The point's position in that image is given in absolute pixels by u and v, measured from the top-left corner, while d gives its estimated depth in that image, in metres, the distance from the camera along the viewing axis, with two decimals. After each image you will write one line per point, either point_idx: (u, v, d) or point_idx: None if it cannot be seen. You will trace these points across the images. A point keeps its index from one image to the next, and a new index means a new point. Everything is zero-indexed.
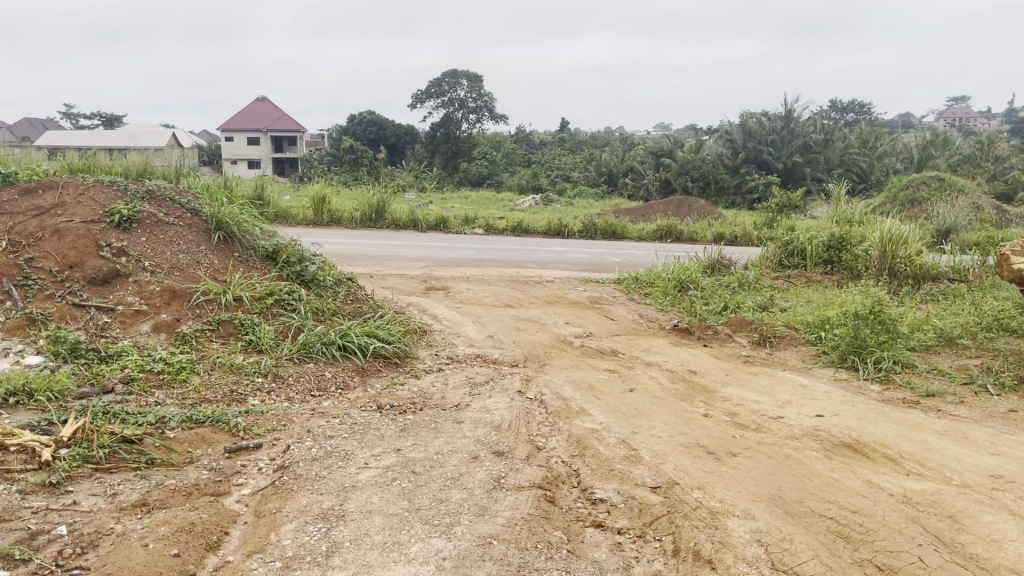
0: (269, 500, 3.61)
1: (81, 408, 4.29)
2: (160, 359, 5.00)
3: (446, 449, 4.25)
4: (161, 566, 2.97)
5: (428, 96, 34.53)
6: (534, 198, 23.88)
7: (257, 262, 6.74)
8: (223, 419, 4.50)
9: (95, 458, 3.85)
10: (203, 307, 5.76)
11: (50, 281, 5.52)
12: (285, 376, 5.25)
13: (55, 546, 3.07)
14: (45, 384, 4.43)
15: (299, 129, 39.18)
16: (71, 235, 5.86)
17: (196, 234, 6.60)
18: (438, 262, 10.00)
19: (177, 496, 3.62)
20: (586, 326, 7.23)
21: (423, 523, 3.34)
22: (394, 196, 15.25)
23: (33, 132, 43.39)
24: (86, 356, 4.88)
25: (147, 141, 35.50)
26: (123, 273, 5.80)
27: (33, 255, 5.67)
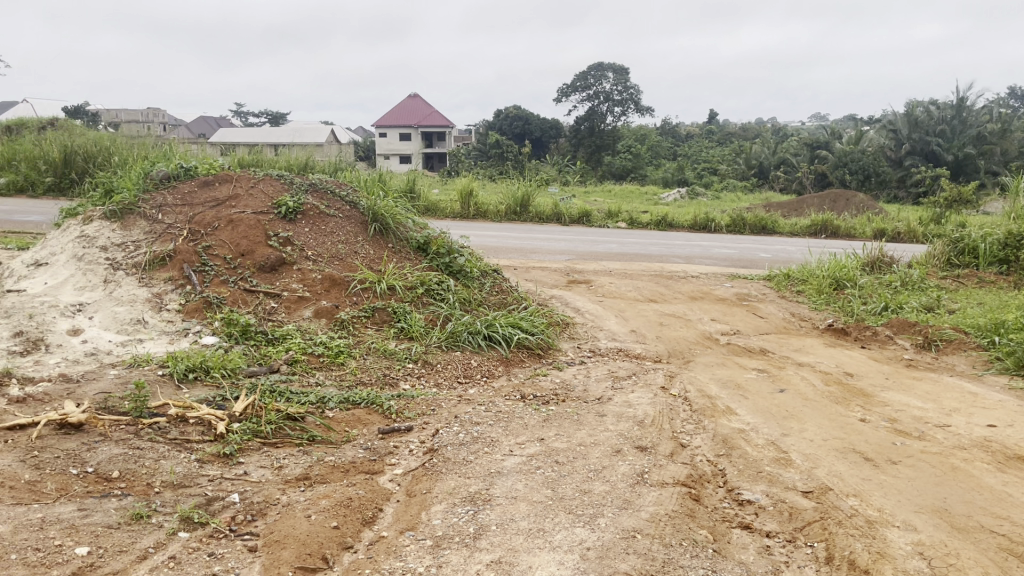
0: (421, 480, 3.77)
1: (250, 386, 4.64)
2: (320, 343, 5.32)
3: (589, 441, 4.27)
4: (322, 538, 3.16)
5: (573, 90, 34.56)
6: (681, 191, 23.32)
7: (410, 253, 7.00)
8: (377, 401, 4.73)
9: (263, 433, 4.15)
10: (360, 294, 6.06)
11: (224, 268, 5.99)
12: (434, 363, 5.45)
13: (228, 513, 3.34)
14: (220, 363, 4.81)
15: (448, 125, 40.21)
16: (243, 225, 6.31)
17: (354, 226, 6.92)
18: (581, 256, 10.01)
19: (336, 472, 3.85)
20: (733, 323, 7.04)
21: (567, 513, 3.38)
22: (539, 190, 15.39)
23: (207, 128, 46.79)
24: (255, 338, 5.29)
25: (306, 137, 37.43)
26: (288, 261, 6.18)
27: (211, 243, 6.18)
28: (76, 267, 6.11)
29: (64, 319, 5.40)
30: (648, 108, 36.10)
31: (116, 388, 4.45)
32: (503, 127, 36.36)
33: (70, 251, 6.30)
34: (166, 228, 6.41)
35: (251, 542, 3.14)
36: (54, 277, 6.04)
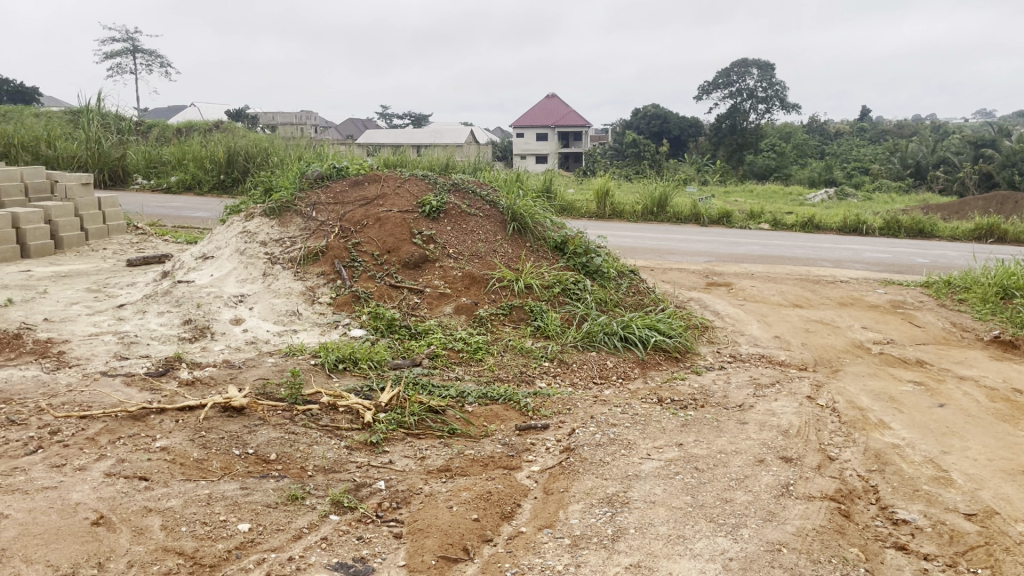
0: (558, 479, 3.79)
1: (395, 377, 4.82)
2: (459, 339, 5.46)
3: (730, 449, 4.16)
4: (463, 529, 3.24)
5: (715, 87, 33.74)
6: (827, 191, 22.28)
7: (548, 252, 7.04)
8: (514, 398, 4.79)
9: (406, 424, 4.30)
10: (498, 292, 6.16)
11: (372, 264, 6.26)
12: (570, 362, 5.46)
13: (375, 499, 3.48)
14: (367, 355, 5.02)
15: (585, 125, 40.19)
16: (390, 224, 6.57)
17: (493, 225, 7.03)
18: (721, 258, 9.75)
19: (476, 465, 3.93)
20: (886, 332, 6.66)
21: (708, 521, 3.31)
22: (677, 190, 15.12)
23: (353, 129, 48.86)
24: (399, 332, 5.51)
25: (446, 137, 38.37)
26: (431, 258, 6.37)
27: (359, 240, 6.47)
28: (238, 261, 6.54)
29: (228, 309, 5.80)
30: (794, 106, 34.70)
31: (273, 375, 4.73)
32: (640, 126, 35.96)
33: (233, 246, 6.76)
34: (319, 225, 6.76)
35: (396, 529, 3.26)
36: (219, 269, 6.50)
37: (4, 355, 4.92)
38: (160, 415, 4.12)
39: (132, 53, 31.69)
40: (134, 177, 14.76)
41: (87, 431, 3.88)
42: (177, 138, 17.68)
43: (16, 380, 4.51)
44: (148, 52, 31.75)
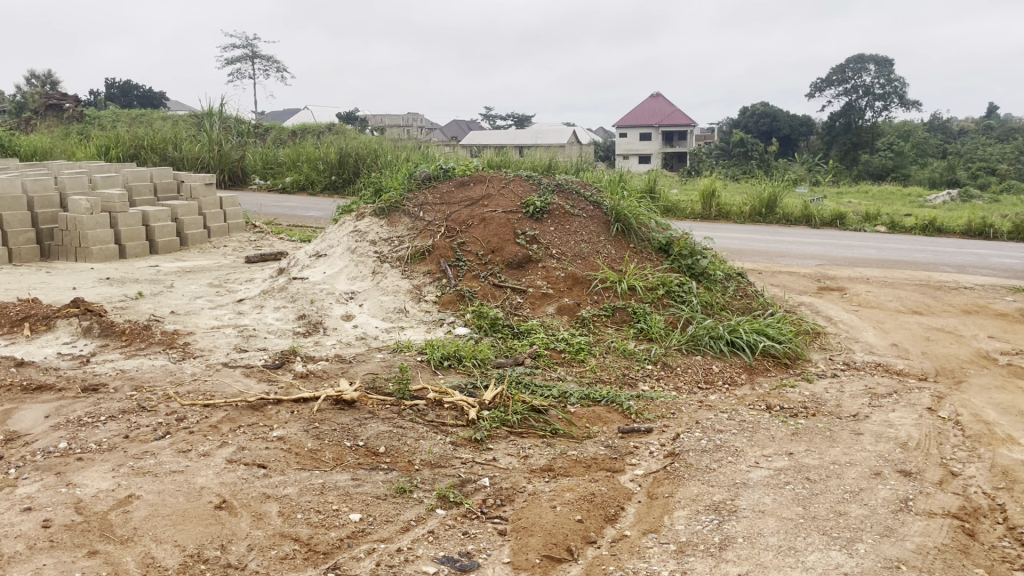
0: (662, 483, 3.75)
1: (499, 376, 4.88)
2: (562, 339, 5.47)
3: (843, 460, 4.01)
4: (567, 529, 3.25)
5: (828, 84, 32.59)
6: (949, 193, 21.14)
7: (652, 254, 6.95)
8: (617, 400, 4.76)
9: (510, 422, 4.34)
10: (601, 293, 6.14)
11: (476, 264, 6.35)
12: (674, 366, 5.38)
13: (480, 495, 3.53)
14: (471, 353, 5.10)
15: (690, 124, 39.50)
16: (494, 224, 6.64)
17: (597, 226, 6.99)
18: (833, 261, 9.41)
19: (579, 466, 3.93)
20: (1015, 342, 6.27)
21: (821, 533, 3.20)
22: (787, 191, 14.67)
23: (457, 130, 49.64)
24: (503, 331, 5.57)
25: (548, 137, 38.46)
26: (534, 258, 6.40)
27: (465, 240, 6.57)
28: (349, 259, 6.75)
29: (339, 306, 6.00)
30: (914, 103, 33.07)
31: (381, 370, 4.87)
32: (748, 125, 35.07)
33: (344, 245, 6.98)
34: (426, 225, 6.90)
35: (501, 525, 3.30)
36: (331, 267, 6.73)
37: (136, 345, 5.25)
38: (276, 406, 4.30)
39: (251, 58, 33.13)
40: (252, 177, 15.45)
41: (210, 418, 4.09)
42: (291, 141, 18.40)
43: (146, 369, 4.80)
44: (265, 58, 33.11)
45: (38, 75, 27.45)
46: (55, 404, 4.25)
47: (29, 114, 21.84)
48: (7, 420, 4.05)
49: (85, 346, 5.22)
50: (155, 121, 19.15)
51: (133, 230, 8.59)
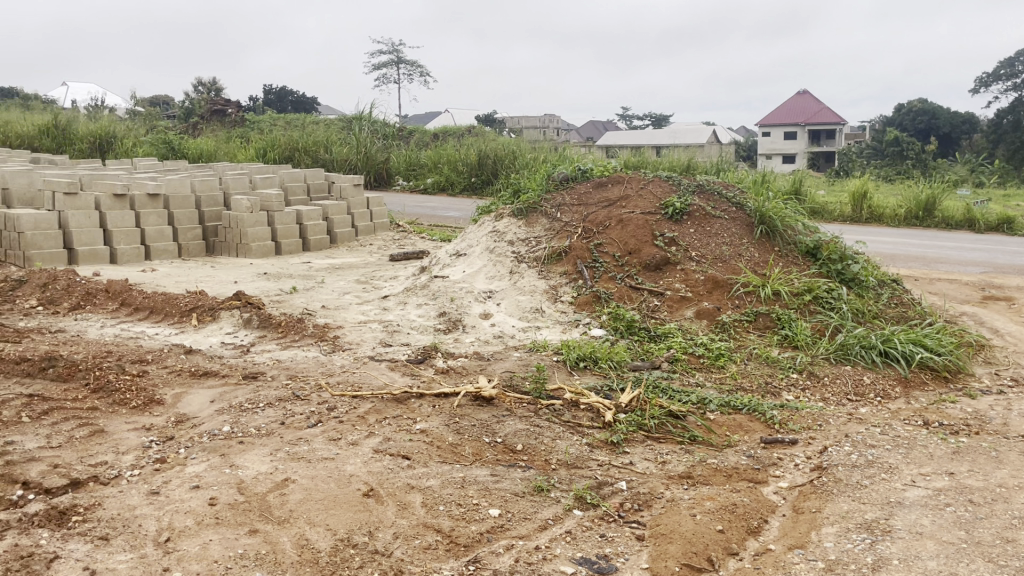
0: (809, 498, 3.59)
1: (635, 379, 4.83)
2: (701, 344, 5.36)
3: (1012, 483, 3.71)
4: (708, 539, 3.17)
5: (995, 78, 30.28)
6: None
7: (798, 258, 6.67)
8: (759, 409, 4.60)
9: (647, 426, 4.28)
10: (743, 298, 5.96)
11: (613, 265, 6.31)
12: (821, 376, 5.14)
13: (618, 499, 3.51)
14: (608, 354, 5.07)
15: (839, 122, 37.70)
16: (632, 225, 6.57)
17: (740, 228, 6.78)
18: (1001, 269, 8.73)
19: (719, 475, 3.83)
20: None
21: (986, 561, 2.98)
22: (948, 193, 13.74)
23: (594, 130, 49.56)
24: (639, 334, 5.52)
25: (686, 137, 37.73)
26: (673, 261, 6.29)
27: (602, 241, 6.54)
28: (488, 259, 6.88)
29: (478, 304, 6.13)
30: None
31: (519, 369, 4.93)
32: (903, 122, 33.11)
33: (484, 245, 7.11)
34: (564, 225, 6.92)
35: (638, 530, 3.26)
36: (471, 266, 6.88)
37: (290, 337, 5.55)
38: (419, 400, 4.44)
39: (396, 64, 34.33)
40: (396, 178, 16.02)
41: (357, 409, 4.27)
42: (433, 143, 18.96)
43: (300, 360, 5.07)
44: (410, 63, 34.20)
45: (205, 82, 29.52)
46: (219, 390, 4.56)
47: (197, 119, 23.55)
48: (177, 403, 4.38)
49: (246, 337, 5.57)
50: (308, 124, 20.20)
51: (288, 228, 9.09)
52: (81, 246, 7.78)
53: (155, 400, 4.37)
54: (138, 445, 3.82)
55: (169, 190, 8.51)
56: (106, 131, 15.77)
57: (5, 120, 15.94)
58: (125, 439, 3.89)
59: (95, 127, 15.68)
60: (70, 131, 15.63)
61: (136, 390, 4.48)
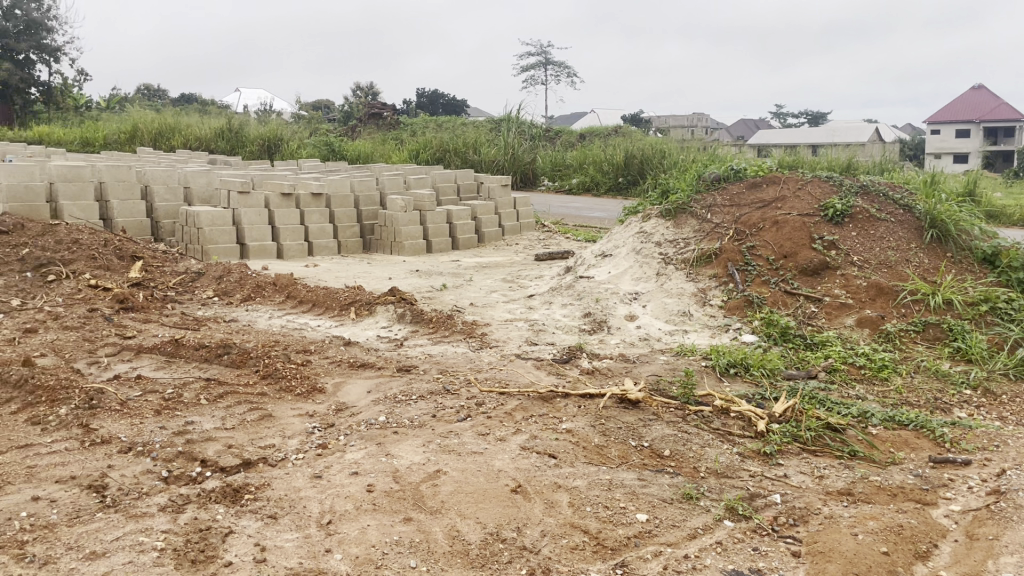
0: (985, 524, 3.32)
1: (790, 388, 4.63)
2: (862, 353, 5.07)
3: None
4: (871, 561, 2.99)
5: None
6: None
7: (974, 266, 6.20)
8: (928, 425, 4.30)
9: (802, 438, 4.10)
10: (910, 306, 5.59)
11: (766, 269, 6.08)
12: (998, 393, 4.75)
13: (771, 512, 3.38)
14: (760, 361, 4.90)
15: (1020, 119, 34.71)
16: (789, 227, 6.30)
17: (907, 232, 6.36)
18: None
19: (882, 494, 3.61)
20: None
21: None
22: None
23: (745, 129, 48.04)
24: (794, 341, 5.30)
25: (844, 135, 35.88)
26: (832, 265, 5.99)
27: (755, 243, 6.31)
28: (635, 260, 6.80)
29: (624, 305, 6.08)
30: None
31: (666, 372, 4.84)
32: None
33: (630, 245, 7.04)
34: (715, 227, 6.73)
35: (794, 546, 3.13)
36: (617, 267, 6.83)
37: (441, 332, 5.71)
38: (565, 399, 4.45)
39: (544, 65, 34.61)
40: (542, 179, 16.16)
41: (505, 406, 4.34)
42: (579, 143, 19.00)
43: (450, 355, 5.21)
44: (557, 64, 34.37)
45: (363, 86, 30.87)
46: (374, 381, 4.76)
47: (355, 122, 24.70)
48: (336, 392, 4.61)
49: (399, 331, 5.78)
50: (458, 126, 20.75)
51: (439, 227, 9.37)
52: (252, 241, 8.32)
53: (316, 388, 4.62)
54: (301, 430, 4.05)
55: (330, 190, 8.97)
56: (274, 134, 16.83)
57: (187, 124, 17.31)
58: (290, 424, 4.13)
59: (264, 130, 16.75)
60: (242, 134, 16.77)
61: (300, 378, 4.75)
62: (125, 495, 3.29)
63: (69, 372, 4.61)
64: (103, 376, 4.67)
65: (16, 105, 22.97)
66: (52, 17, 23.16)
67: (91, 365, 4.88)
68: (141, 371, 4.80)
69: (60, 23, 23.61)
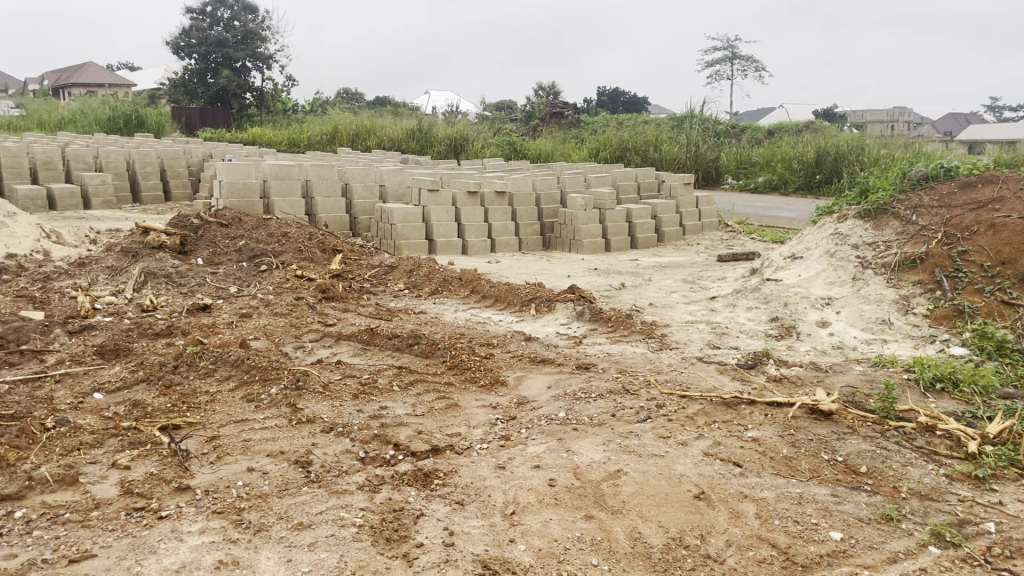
0: None
1: (1006, 408, 4.20)
2: None
3: None
4: None
5: None
6: None
7: None
8: None
9: (1021, 464, 3.70)
10: None
11: (980, 276, 5.57)
12: None
13: (984, 541, 3.08)
14: (971, 377, 4.47)
15: None
16: (1008, 231, 5.69)
17: None
18: None
19: None
20: None
21: None
22: None
23: (953, 124, 44.14)
24: (1012, 357, 4.83)
25: None
26: None
27: (967, 248, 5.77)
28: (828, 263, 6.44)
29: (815, 311, 5.77)
30: None
31: (863, 384, 4.55)
32: None
33: (823, 247, 6.66)
34: (920, 229, 6.24)
35: None
36: (808, 270, 6.50)
37: (620, 331, 5.69)
38: (750, 406, 4.29)
39: (730, 60, 33.52)
40: (726, 177, 15.67)
41: (687, 409, 4.25)
42: (767, 140, 18.21)
43: (629, 354, 5.17)
44: (744, 58, 33.18)
45: (545, 86, 31.30)
46: (555, 376, 4.82)
47: (537, 122, 25.11)
48: (518, 385, 4.71)
49: (579, 328, 5.81)
50: (639, 124, 20.53)
51: (618, 226, 9.34)
52: (439, 237, 8.65)
53: (499, 381, 4.74)
54: (486, 421, 4.17)
55: (514, 188, 9.17)
56: (460, 134, 17.45)
57: (381, 125, 18.30)
58: (474, 414, 4.27)
59: (452, 130, 17.42)
60: (431, 134, 17.53)
61: (484, 370, 4.90)
62: (327, 472, 3.53)
63: (279, 355, 5.02)
64: (307, 360, 5.04)
65: (234, 109, 25.29)
66: (266, 27, 25.32)
67: (297, 349, 5.28)
68: (340, 357, 5.14)
69: (273, 33, 25.73)
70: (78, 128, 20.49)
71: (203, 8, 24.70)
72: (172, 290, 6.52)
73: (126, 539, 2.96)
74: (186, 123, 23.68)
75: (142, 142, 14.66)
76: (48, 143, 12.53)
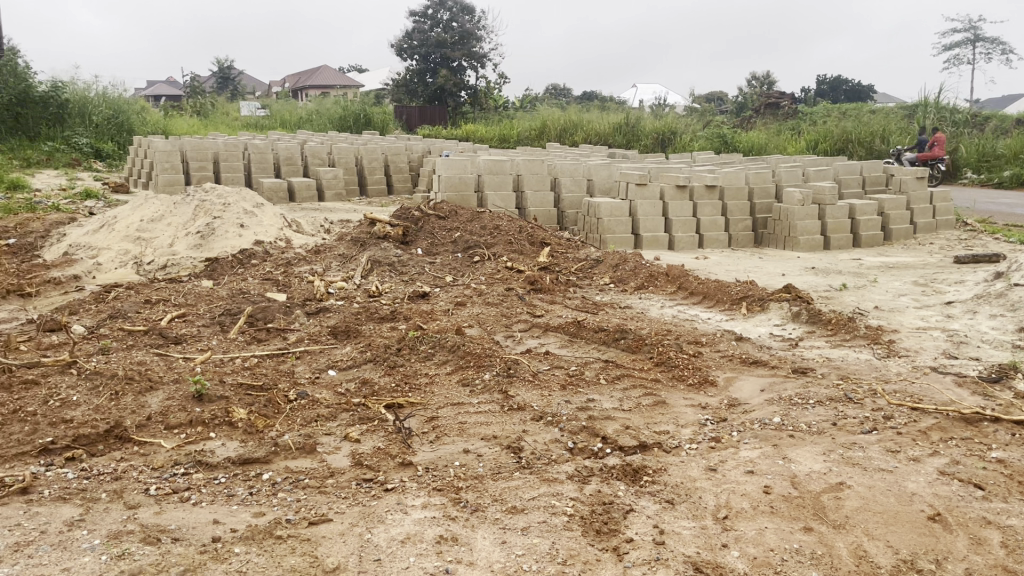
0: None
1: None
2: None
3: None
4: None
5: None
6: None
7: None
8: None
9: None
10: None
11: None
12: None
13: None
14: None
15: None
16: None
17: None
18: None
19: None
20: None
21: None
22: None
23: None
24: None
25: None
26: None
27: None
28: None
29: None
30: None
31: None
32: None
33: None
34: None
35: None
36: None
37: (841, 335, 5.34)
38: (994, 424, 3.87)
39: (973, 42, 30.35)
40: (964, 171, 14.27)
41: (918, 423, 3.91)
42: (1017, 129, 16.35)
43: (852, 360, 4.84)
44: (990, 40, 29.90)
45: (759, 76, 29.99)
46: (768, 379, 4.62)
47: (750, 113, 24.17)
48: (729, 386, 4.56)
49: (794, 330, 5.53)
50: (864, 114, 19.15)
51: (839, 223, 8.78)
52: (646, 232, 8.57)
53: (709, 380, 4.62)
54: (695, 421, 4.07)
55: (725, 182, 8.88)
56: (668, 128, 17.37)
57: (589, 120, 18.41)
58: (683, 413, 4.18)
59: (659, 125, 17.38)
60: (638, 128, 17.51)
61: (692, 368, 4.79)
62: (538, 459, 3.62)
63: (491, 343, 5.20)
64: (518, 349, 5.19)
65: (449, 107, 26.49)
66: (482, 26, 26.26)
67: (508, 338, 5.44)
68: (548, 348, 5.24)
69: (488, 32, 26.65)
70: (313, 125, 22.37)
71: (425, 11, 26.09)
72: (395, 277, 6.95)
73: (357, 507, 3.20)
74: (406, 121, 25.15)
75: (369, 139, 15.78)
76: (291, 141, 13.80)
